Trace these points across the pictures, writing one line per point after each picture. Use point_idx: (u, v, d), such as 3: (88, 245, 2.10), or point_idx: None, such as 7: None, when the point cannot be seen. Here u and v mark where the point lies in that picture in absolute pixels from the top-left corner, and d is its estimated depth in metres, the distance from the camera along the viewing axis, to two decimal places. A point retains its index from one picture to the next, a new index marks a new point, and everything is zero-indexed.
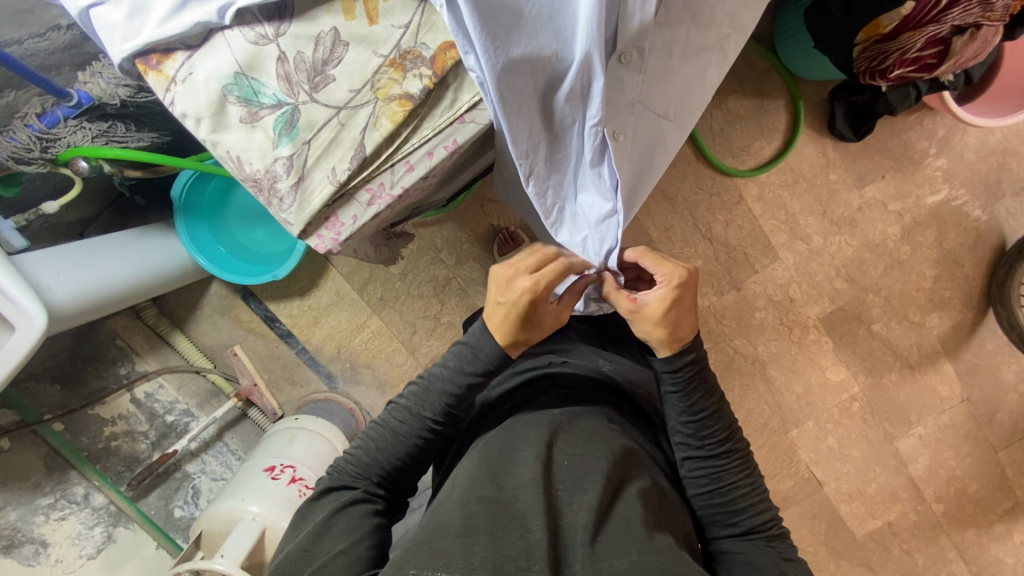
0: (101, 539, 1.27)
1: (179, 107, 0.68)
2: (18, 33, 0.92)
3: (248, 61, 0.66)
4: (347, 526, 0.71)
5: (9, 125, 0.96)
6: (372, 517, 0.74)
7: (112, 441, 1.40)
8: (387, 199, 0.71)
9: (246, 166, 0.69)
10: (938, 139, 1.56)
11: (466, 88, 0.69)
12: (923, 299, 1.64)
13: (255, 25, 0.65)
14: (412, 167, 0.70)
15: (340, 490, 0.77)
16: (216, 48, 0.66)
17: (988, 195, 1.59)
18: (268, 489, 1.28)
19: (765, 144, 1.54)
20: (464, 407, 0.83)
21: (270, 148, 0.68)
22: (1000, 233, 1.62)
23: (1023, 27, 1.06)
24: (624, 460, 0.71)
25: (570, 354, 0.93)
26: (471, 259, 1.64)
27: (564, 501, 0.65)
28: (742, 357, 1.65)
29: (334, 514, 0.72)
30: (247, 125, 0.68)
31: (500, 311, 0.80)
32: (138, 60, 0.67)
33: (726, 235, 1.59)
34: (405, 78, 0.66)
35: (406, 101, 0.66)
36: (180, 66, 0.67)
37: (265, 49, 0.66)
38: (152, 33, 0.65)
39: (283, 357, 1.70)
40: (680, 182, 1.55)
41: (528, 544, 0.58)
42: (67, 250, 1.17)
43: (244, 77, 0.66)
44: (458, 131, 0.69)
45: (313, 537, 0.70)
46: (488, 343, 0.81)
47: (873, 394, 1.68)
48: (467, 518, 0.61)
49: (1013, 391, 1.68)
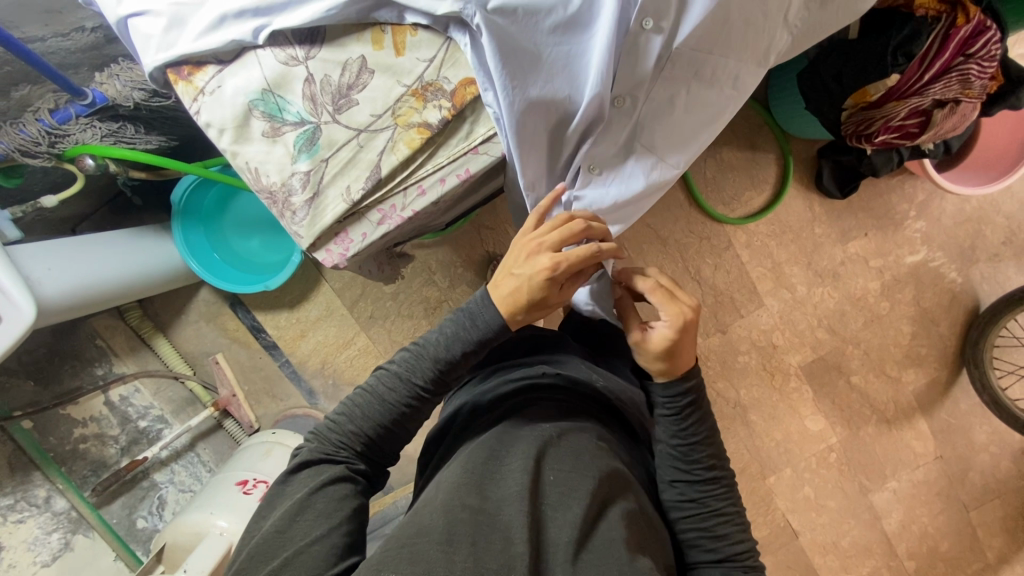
0: (58, 547, 1.21)
1: (204, 117, 0.71)
2: (42, 32, 0.93)
3: (276, 79, 0.68)
4: (325, 509, 0.68)
5: (22, 118, 0.98)
6: (352, 499, 0.71)
7: (80, 444, 1.35)
8: (398, 218, 0.73)
9: (263, 178, 0.72)
10: (917, 202, 1.64)
11: (482, 121, 0.71)
12: (900, 354, 1.68)
13: (286, 47, 0.68)
14: (424, 192, 0.72)
15: (318, 468, 0.73)
16: (247, 65, 0.68)
17: (963, 259, 1.66)
18: (239, 503, 1.25)
19: (755, 194, 1.60)
20: (454, 379, 0.78)
21: (288, 163, 0.71)
22: (974, 296, 1.68)
23: (998, 106, 1.13)
24: (611, 481, 0.72)
25: (563, 366, 0.92)
26: (464, 283, 1.66)
27: (548, 516, 0.66)
28: (724, 400, 1.67)
29: (313, 494, 0.69)
30: (268, 139, 0.70)
31: (512, 281, 0.76)
32: (170, 70, 0.70)
33: (714, 279, 1.63)
34: (425, 108, 0.69)
35: (424, 129, 0.69)
36: (210, 79, 0.70)
37: (294, 70, 0.68)
38: (187, 46, 0.67)
39: (265, 369, 1.68)
40: (672, 224, 1.60)
41: (509, 557, 0.60)
42: (61, 244, 1.17)
43: (271, 94, 0.69)
44: (471, 161, 0.72)
45: (289, 519, 0.67)
46: (489, 312, 0.77)
47: (850, 445, 1.70)
48: (449, 524, 0.62)
49: (984, 451, 1.72)
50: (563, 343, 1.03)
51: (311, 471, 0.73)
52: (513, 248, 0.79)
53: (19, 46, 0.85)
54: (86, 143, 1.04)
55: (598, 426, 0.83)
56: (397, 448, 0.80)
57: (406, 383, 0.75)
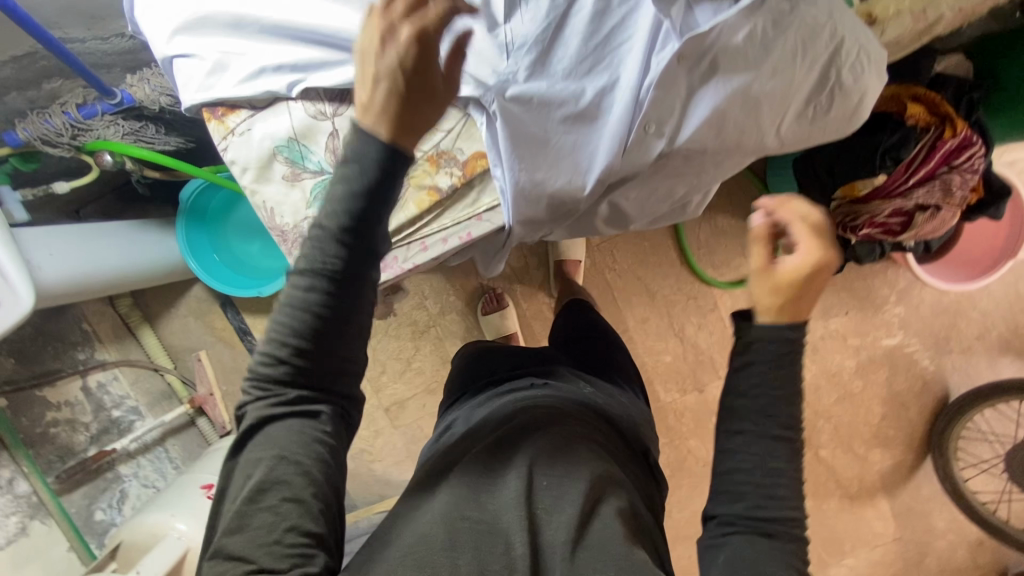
0: (14, 530, 1.18)
1: (229, 154, 0.75)
2: (83, 35, 1.00)
3: (303, 129, 0.73)
4: (292, 467, 0.56)
5: (50, 109, 1.02)
6: (319, 445, 0.58)
7: (51, 428, 1.34)
8: (398, 269, 0.79)
9: (277, 218, 0.74)
10: (898, 288, 1.70)
11: (488, 191, 0.77)
12: (868, 433, 1.72)
13: (318, 102, 0.73)
14: (426, 248, 0.78)
15: (264, 435, 0.58)
16: (278, 113, 0.73)
17: (937, 347, 1.72)
18: (201, 506, 1.25)
19: (745, 262, 1.66)
20: (357, 246, 0.56)
21: (302, 207, 0.74)
22: (945, 385, 1.73)
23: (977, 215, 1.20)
24: (603, 478, 0.72)
25: (551, 377, 0.95)
26: (454, 311, 1.70)
27: (543, 518, 0.67)
28: (694, 458, 1.69)
29: (274, 463, 0.56)
30: (287, 183, 0.74)
31: (380, 92, 0.55)
32: (205, 109, 0.75)
33: (697, 338, 1.67)
34: (437, 172, 0.76)
35: (434, 192, 0.76)
36: (242, 121, 0.74)
37: (321, 124, 0.73)
38: (227, 90, 0.72)
39: (246, 372, 1.70)
40: (662, 280, 1.65)
41: (510, 559, 0.63)
42: (65, 231, 1.19)
43: (296, 142, 0.73)
44: (473, 227, 0.77)
45: (252, 498, 0.55)
46: (377, 142, 0.54)
47: (812, 517, 1.73)
48: (450, 532, 0.64)
49: (942, 538, 1.74)
50: (554, 360, 1.04)
51: (254, 450, 0.58)
52: (368, 26, 0.55)
53: (60, 49, 0.89)
54: (107, 139, 1.06)
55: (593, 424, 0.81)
56: (351, 353, 0.60)
57: (316, 279, 0.55)
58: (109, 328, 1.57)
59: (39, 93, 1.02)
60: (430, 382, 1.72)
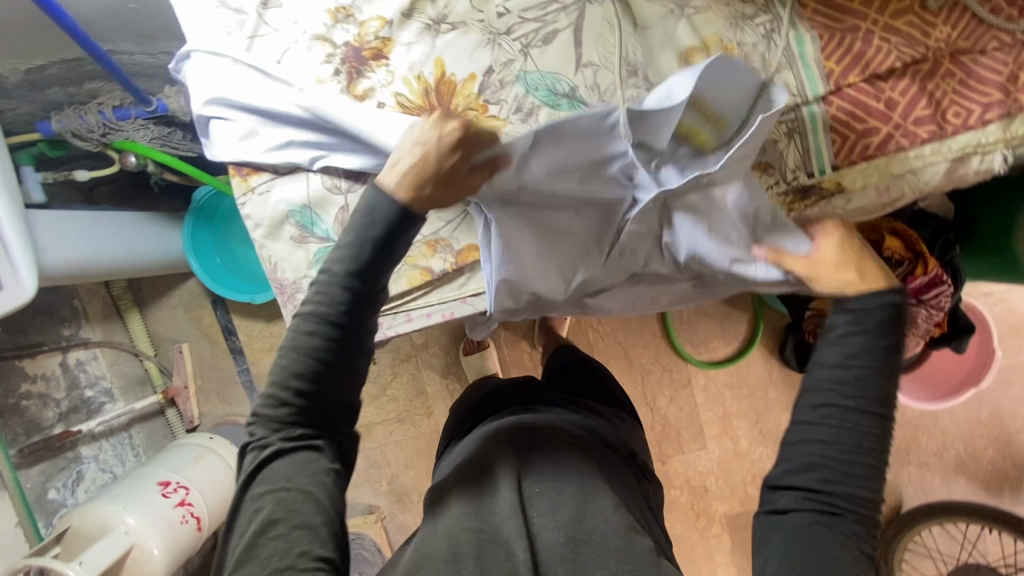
0: None
1: (247, 210, 0.82)
2: (132, 48, 1.05)
3: (317, 199, 0.80)
4: (297, 491, 0.62)
5: (87, 107, 1.07)
6: (324, 477, 0.64)
7: (23, 400, 1.35)
8: (383, 333, 0.87)
9: (279, 272, 0.82)
10: None
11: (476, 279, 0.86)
12: None
13: (335, 177, 0.80)
14: (410, 319, 0.87)
15: (268, 473, 0.64)
16: (297, 181, 0.80)
17: (896, 458, 1.75)
18: (153, 504, 1.27)
19: (723, 344, 1.71)
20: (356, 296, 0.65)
21: (305, 267, 0.82)
22: (898, 496, 1.75)
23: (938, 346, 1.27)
24: (591, 484, 0.74)
25: (533, 402, 0.96)
26: (437, 344, 1.74)
27: (536, 524, 0.70)
28: None
29: (271, 494, 0.62)
30: (295, 243, 0.81)
31: (412, 154, 0.66)
32: (232, 165, 0.82)
33: (666, 410, 1.72)
34: (433, 257, 0.83)
35: (427, 273, 0.84)
36: (263, 182, 0.81)
37: (334, 197, 0.80)
38: (254, 154, 0.79)
39: (223, 370, 1.73)
40: (641, 348, 1.71)
41: (512, 563, 0.65)
42: (76, 217, 1.22)
43: (309, 210, 0.80)
44: (457, 307, 0.86)
45: (256, 534, 0.60)
46: (387, 200, 0.65)
47: None
48: (452, 543, 0.67)
49: None
50: (541, 389, 1.04)
51: (263, 481, 0.64)
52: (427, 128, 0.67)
53: (108, 61, 0.94)
54: (135, 141, 1.11)
55: (579, 437, 0.82)
56: (347, 397, 0.68)
57: (319, 323, 0.65)
58: (98, 307, 1.60)
59: (80, 90, 1.08)
60: (401, 408, 1.76)
